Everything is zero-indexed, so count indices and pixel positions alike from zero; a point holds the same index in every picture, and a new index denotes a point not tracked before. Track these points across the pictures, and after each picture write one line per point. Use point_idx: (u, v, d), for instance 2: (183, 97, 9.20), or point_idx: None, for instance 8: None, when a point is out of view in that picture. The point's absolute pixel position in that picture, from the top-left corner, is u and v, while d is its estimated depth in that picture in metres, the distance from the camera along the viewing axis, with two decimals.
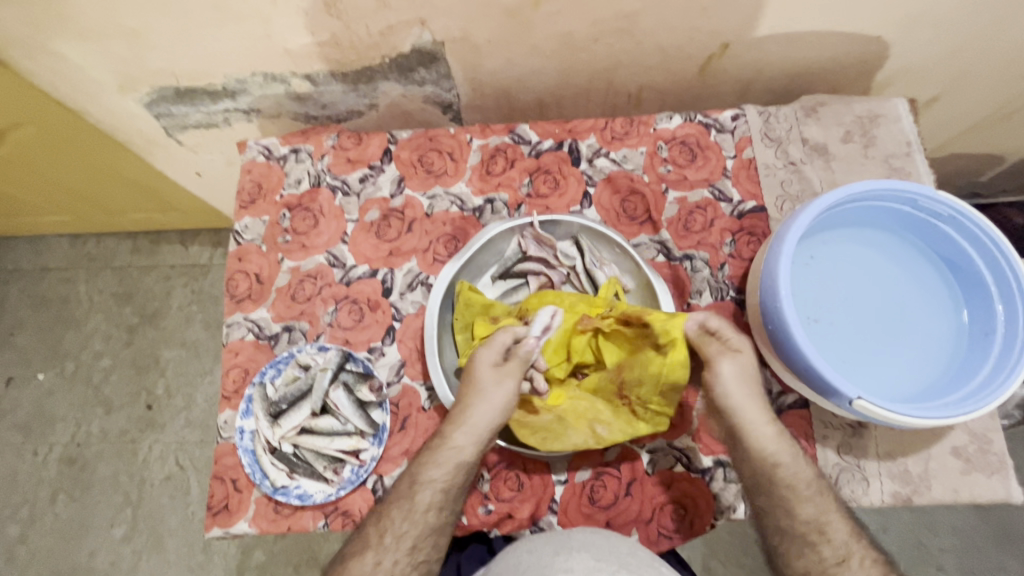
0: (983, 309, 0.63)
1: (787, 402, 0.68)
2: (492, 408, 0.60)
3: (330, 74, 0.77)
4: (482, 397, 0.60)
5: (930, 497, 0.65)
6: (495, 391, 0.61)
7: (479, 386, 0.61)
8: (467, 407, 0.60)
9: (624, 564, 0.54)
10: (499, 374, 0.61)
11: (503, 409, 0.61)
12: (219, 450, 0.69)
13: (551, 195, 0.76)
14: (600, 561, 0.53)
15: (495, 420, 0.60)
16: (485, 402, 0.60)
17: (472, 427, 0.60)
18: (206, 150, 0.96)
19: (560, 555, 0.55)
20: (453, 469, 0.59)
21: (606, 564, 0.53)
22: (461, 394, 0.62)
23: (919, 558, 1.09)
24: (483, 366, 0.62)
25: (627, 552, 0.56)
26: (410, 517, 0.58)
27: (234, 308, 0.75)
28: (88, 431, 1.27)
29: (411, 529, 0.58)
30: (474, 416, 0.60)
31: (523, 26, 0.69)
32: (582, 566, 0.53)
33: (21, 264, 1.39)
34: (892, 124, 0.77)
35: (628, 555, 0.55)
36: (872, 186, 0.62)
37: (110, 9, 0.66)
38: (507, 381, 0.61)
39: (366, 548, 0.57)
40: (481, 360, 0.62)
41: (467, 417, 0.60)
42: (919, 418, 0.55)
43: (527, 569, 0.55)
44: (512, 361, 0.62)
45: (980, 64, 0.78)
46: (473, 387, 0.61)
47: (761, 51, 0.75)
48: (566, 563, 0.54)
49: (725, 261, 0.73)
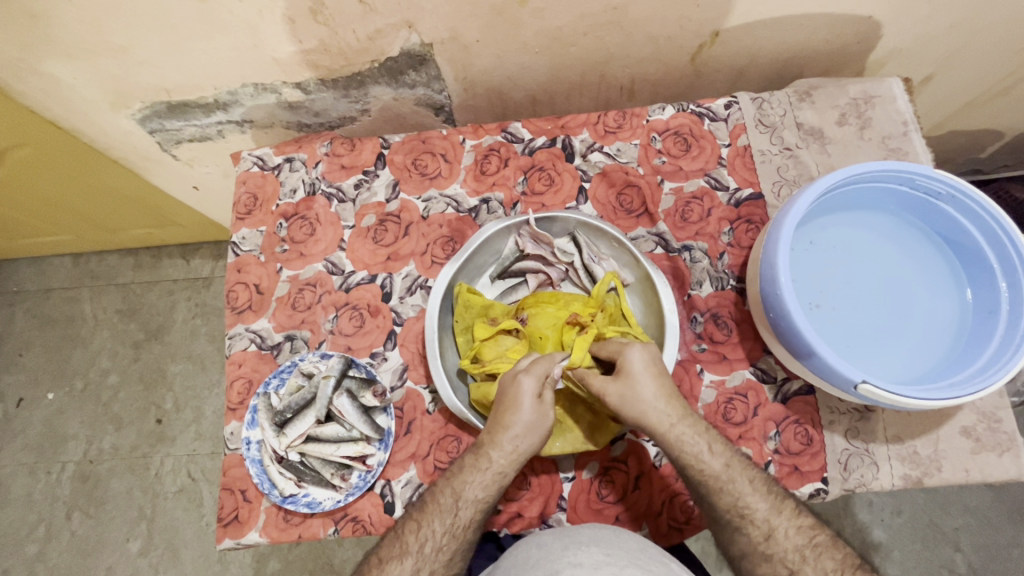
0: (987, 287, 0.62)
1: (792, 388, 0.68)
2: (534, 434, 0.58)
3: (320, 81, 0.77)
4: (525, 424, 0.58)
5: (941, 478, 0.64)
6: (538, 418, 0.58)
7: (519, 413, 0.58)
8: (507, 433, 0.58)
9: (632, 559, 0.52)
10: (539, 407, 0.59)
11: (543, 433, 0.59)
12: (227, 461, 0.69)
13: (546, 192, 0.76)
14: (609, 555, 0.53)
15: (534, 444, 0.59)
16: (525, 428, 0.58)
17: (512, 451, 0.58)
18: (202, 163, 0.96)
19: (569, 549, 0.54)
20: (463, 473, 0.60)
21: (615, 558, 0.52)
22: (496, 420, 0.59)
23: (934, 538, 1.08)
24: (525, 394, 0.58)
25: (637, 548, 0.54)
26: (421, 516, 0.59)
27: (236, 319, 0.75)
28: (99, 448, 1.28)
29: (414, 530, 0.58)
30: (516, 441, 0.58)
31: (511, 24, 0.69)
32: (590, 559, 0.52)
33: (25, 285, 1.40)
34: (888, 104, 0.76)
35: (639, 551, 0.54)
36: (869, 167, 0.62)
37: (98, 27, 0.66)
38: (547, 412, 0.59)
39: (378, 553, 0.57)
40: (524, 388, 0.58)
41: (505, 440, 0.58)
42: (926, 400, 0.55)
43: (537, 563, 0.54)
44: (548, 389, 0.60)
45: (974, 40, 0.77)
46: (509, 412, 0.58)
47: (752, 36, 0.74)
48: (575, 557, 0.53)
49: (724, 250, 0.73)
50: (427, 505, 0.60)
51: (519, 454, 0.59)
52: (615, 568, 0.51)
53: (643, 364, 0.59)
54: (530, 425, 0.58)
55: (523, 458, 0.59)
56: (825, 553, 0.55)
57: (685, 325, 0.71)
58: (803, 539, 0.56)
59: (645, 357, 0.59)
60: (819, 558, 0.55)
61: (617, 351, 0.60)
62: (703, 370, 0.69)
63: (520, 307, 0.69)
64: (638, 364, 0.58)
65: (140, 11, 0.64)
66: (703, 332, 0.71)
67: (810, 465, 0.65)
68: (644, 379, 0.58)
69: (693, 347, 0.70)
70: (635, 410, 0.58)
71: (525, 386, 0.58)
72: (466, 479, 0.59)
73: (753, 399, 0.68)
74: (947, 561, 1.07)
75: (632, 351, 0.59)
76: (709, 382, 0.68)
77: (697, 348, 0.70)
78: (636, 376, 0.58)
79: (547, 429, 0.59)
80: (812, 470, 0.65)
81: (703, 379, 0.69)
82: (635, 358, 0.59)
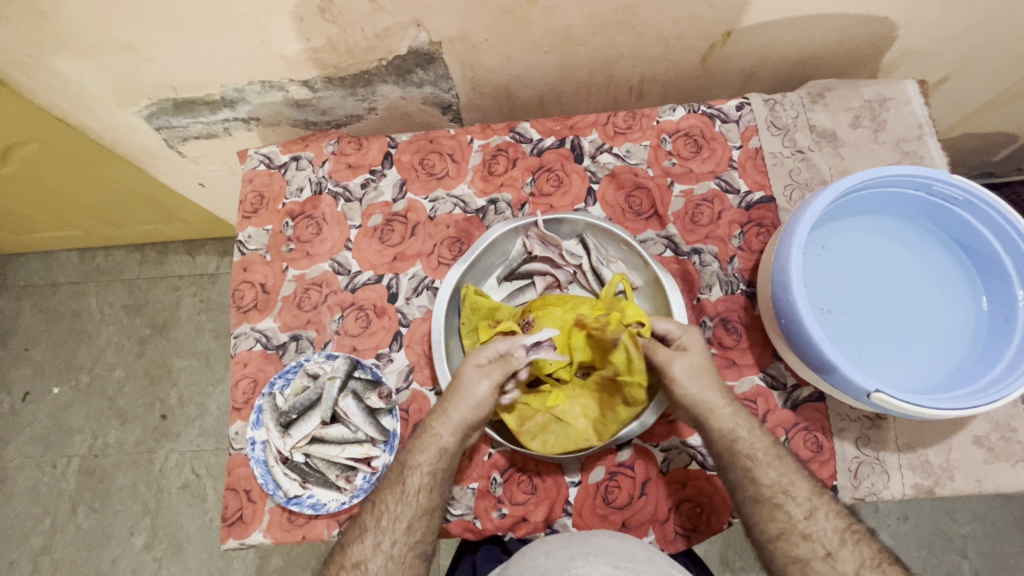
0: (1003, 294, 0.61)
1: (802, 395, 0.67)
2: (468, 405, 0.59)
3: (328, 79, 0.76)
4: (462, 394, 0.60)
5: (953, 488, 0.63)
6: (474, 393, 0.60)
7: (472, 386, 0.60)
8: (447, 401, 0.60)
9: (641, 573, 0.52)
10: (478, 374, 0.60)
11: (480, 408, 0.60)
12: (231, 461, 0.69)
13: (554, 192, 0.75)
14: (617, 568, 0.52)
15: (471, 418, 0.60)
16: (466, 400, 0.60)
17: (456, 422, 0.59)
18: (208, 160, 0.96)
19: (577, 560, 0.54)
20: (432, 440, 0.60)
21: (622, 572, 0.52)
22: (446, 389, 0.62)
23: (940, 545, 1.07)
24: (468, 365, 0.61)
25: (646, 559, 0.54)
26: (387, 503, 0.58)
27: (241, 318, 0.74)
28: (104, 442, 1.28)
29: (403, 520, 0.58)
30: (459, 412, 0.60)
31: (520, 22, 0.68)
32: (598, 573, 0.52)
33: (33, 279, 1.41)
34: (903, 106, 0.75)
35: (647, 563, 0.53)
36: (885, 172, 0.61)
37: (106, 23, 0.65)
38: (483, 381, 0.60)
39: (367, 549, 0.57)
40: (467, 359, 0.61)
41: (447, 410, 0.60)
42: (941, 410, 0.54)
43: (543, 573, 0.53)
44: (498, 364, 0.61)
45: (991, 43, 0.76)
46: (458, 388, 0.60)
47: (765, 37, 0.73)
48: (582, 569, 0.53)
49: (734, 254, 0.72)
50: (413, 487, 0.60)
51: (462, 424, 0.60)
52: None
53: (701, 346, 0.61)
54: (475, 401, 0.59)
55: None
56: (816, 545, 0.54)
57: None
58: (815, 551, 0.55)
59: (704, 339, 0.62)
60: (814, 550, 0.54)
61: (675, 328, 0.62)
62: None
63: (527, 310, 0.68)
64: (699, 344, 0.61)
65: (146, 8, 0.63)
66: (712, 337, 0.70)
67: (819, 473, 0.64)
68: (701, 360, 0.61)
69: None
70: (693, 387, 0.59)
71: (472, 357, 0.61)
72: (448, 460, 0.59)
73: (762, 405, 0.67)
74: (952, 567, 1.06)
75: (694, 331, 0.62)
76: None
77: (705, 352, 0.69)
78: (695, 350, 0.61)
79: (480, 405, 0.60)
80: (821, 478, 0.64)
81: None
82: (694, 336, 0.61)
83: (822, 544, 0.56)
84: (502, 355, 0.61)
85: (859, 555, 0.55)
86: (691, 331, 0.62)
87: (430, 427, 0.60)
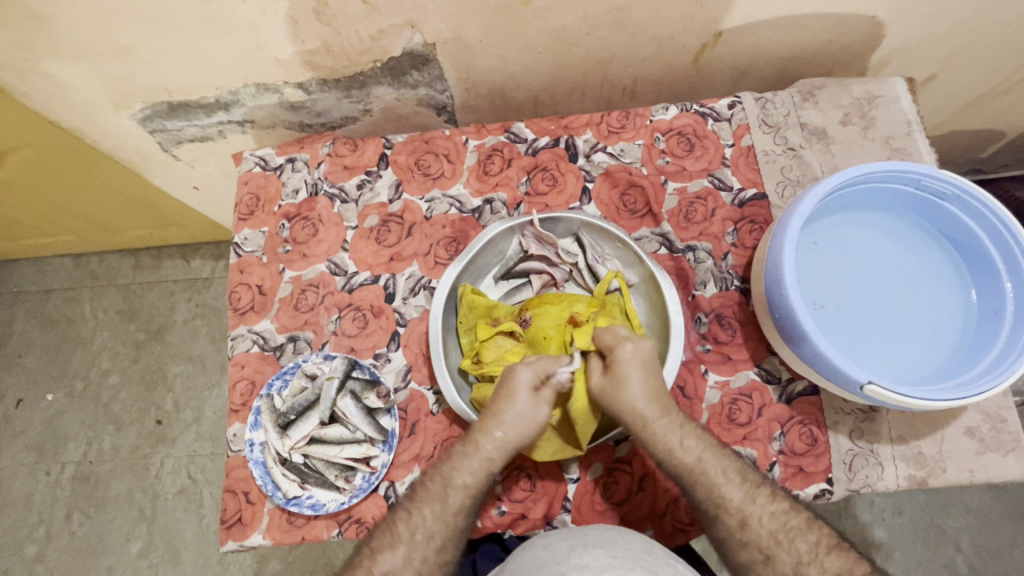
0: (992, 286, 0.63)
1: (796, 389, 0.68)
2: (523, 425, 0.59)
3: (323, 81, 0.77)
4: (516, 413, 0.59)
5: (946, 479, 0.64)
6: (530, 413, 0.59)
7: (512, 404, 0.59)
8: (497, 419, 0.59)
9: (638, 562, 0.53)
10: (532, 398, 0.60)
11: (537, 426, 0.60)
12: (230, 463, 0.69)
13: (549, 192, 0.76)
14: (615, 557, 0.53)
15: (526, 437, 0.59)
16: (518, 418, 0.59)
17: (500, 438, 0.59)
18: (203, 163, 0.96)
19: (575, 551, 0.54)
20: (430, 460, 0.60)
21: (621, 561, 0.52)
22: (490, 403, 0.60)
23: (934, 538, 1.08)
24: (522, 387, 0.59)
25: (643, 549, 0.55)
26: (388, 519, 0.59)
27: (238, 320, 0.74)
28: (99, 449, 1.28)
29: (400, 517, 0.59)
30: (505, 430, 0.59)
31: (514, 24, 0.69)
32: (596, 562, 0.52)
33: (25, 286, 1.40)
34: (891, 104, 0.76)
35: (644, 552, 0.54)
36: (876, 168, 0.62)
37: (101, 27, 0.66)
38: (542, 407, 0.60)
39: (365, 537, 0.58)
40: (520, 380, 0.59)
41: (499, 428, 0.59)
42: (933, 401, 0.55)
43: (543, 565, 0.54)
44: (546, 386, 0.61)
45: (976, 40, 0.77)
46: (503, 412, 0.59)
47: (756, 37, 0.74)
48: (581, 559, 0.54)
49: (728, 250, 0.73)
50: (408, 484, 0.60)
51: (508, 441, 0.59)
52: (622, 571, 0.51)
53: (634, 364, 0.59)
54: (532, 423, 0.59)
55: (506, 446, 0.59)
56: (813, 532, 0.55)
57: (690, 326, 0.71)
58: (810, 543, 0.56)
59: (638, 357, 0.59)
60: (808, 537, 0.55)
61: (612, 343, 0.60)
62: (708, 371, 0.69)
63: (524, 308, 0.68)
64: (630, 363, 0.59)
65: (141, 11, 0.63)
66: (708, 333, 0.70)
67: (815, 466, 0.65)
68: (633, 379, 0.59)
69: (698, 347, 0.70)
70: (621, 407, 0.59)
71: (523, 378, 0.59)
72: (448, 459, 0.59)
73: (758, 399, 0.68)
74: (947, 560, 1.07)
75: (626, 349, 0.59)
76: (713, 383, 0.68)
77: (701, 348, 0.70)
78: (629, 371, 0.59)
79: (539, 425, 0.60)
80: (816, 471, 0.65)
81: (707, 380, 0.69)
82: (629, 355, 0.59)
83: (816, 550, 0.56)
84: (547, 376, 0.61)
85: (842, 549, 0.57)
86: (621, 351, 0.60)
87: (474, 441, 0.60)
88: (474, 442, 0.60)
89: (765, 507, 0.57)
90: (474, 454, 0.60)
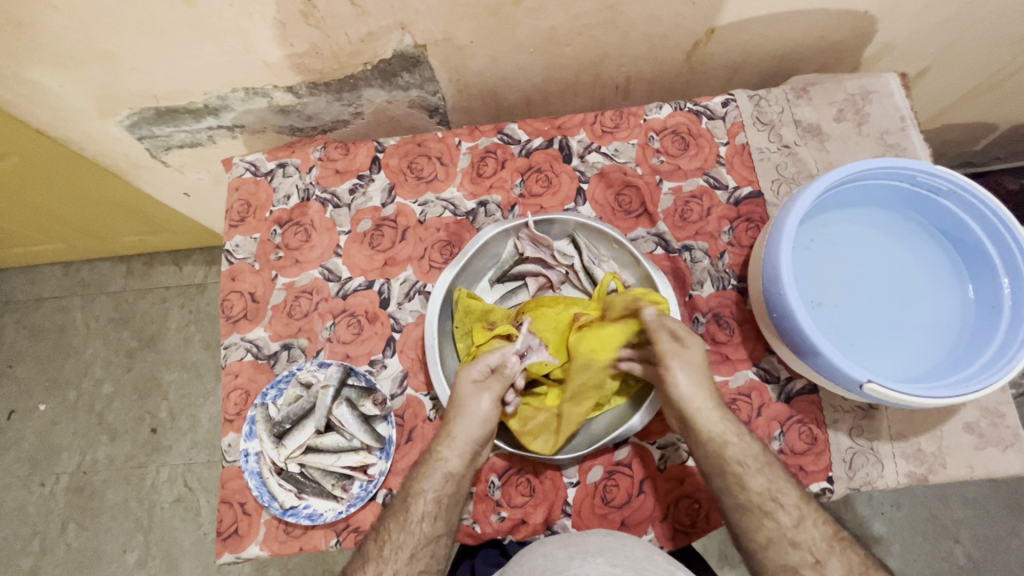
0: (988, 281, 0.62)
1: (795, 388, 0.67)
2: (472, 422, 0.60)
3: (312, 84, 0.76)
4: (464, 411, 0.60)
5: (946, 475, 0.64)
6: (481, 414, 0.60)
7: (462, 404, 0.60)
8: (452, 423, 0.60)
9: (639, 570, 0.53)
10: (477, 390, 0.61)
11: (488, 424, 0.61)
12: (225, 474, 0.68)
13: (544, 193, 0.75)
14: (616, 567, 0.53)
15: (478, 434, 0.60)
16: (469, 417, 0.60)
17: (458, 441, 0.60)
18: (193, 169, 0.94)
19: (575, 560, 0.54)
20: (422, 475, 0.60)
21: (621, 570, 0.52)
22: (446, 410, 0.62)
23: (934, 530, 1.09)
24: (464, 382, 0.61)
25: (643, 556, 0.54)
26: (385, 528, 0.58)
27: (231, 329, 0.73)
28: (93, 459, 1.26)
29: (395, 523, 0.58)
30: (461, 433, 0.60)
31: (505, 24, 0.68)
32: (597, 572, 0.52)
33: (15, 295, 1.38)
34: (885, 99, 0.76)
35: (644, 560, 0.54)
36: (872, 164, 0.61)
37: (84, 33, 0.64)
38: (484, 397, 0.61)
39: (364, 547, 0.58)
40: (463, 375, 0.61)
41: (450, 429, 0.60)
42: (933, 398, 0.55)
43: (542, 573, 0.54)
44: (494, 377, 0.62)
45: (968, 34, 0.77)
46: (458, 408, 0.60)
47: (748, 34, 0.74)
48: (580, 569, 0.53)
49: (724, 249, 0.73)
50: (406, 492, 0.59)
51: (467, 442, 0.60)
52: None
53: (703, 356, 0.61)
54: (480, 416, 0.60)
55: None
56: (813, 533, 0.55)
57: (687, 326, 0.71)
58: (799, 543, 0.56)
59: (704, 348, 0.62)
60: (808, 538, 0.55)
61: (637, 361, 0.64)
62: None
63: (521, 311, 0.68)
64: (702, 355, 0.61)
65: (126, 16, 0.62)
66: (706, 333, 0.70)
67: (816, 464, 0.65)
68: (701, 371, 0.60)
69: None
70: (685, 389, 0.59)
71: (466, 372, 0.61)
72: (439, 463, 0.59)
73: (757, 399, 0.67)
74: (947, 553, 1.07)
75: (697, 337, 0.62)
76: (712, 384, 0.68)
77: None
78: (695, 357, 0.61)
79: (488, 418, 0.60)
80: (817, 469, 0.65)
81: None
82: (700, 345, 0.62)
83: (820, 552, 0.56)
84: (494, 367, 0.62)
85: (840, 550, 0.56)
86: (697, 338, 0.62)
87: (435, 450, 0.60)
88: (433, 450, 0.60)
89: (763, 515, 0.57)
90: (454, 466, 0.59)
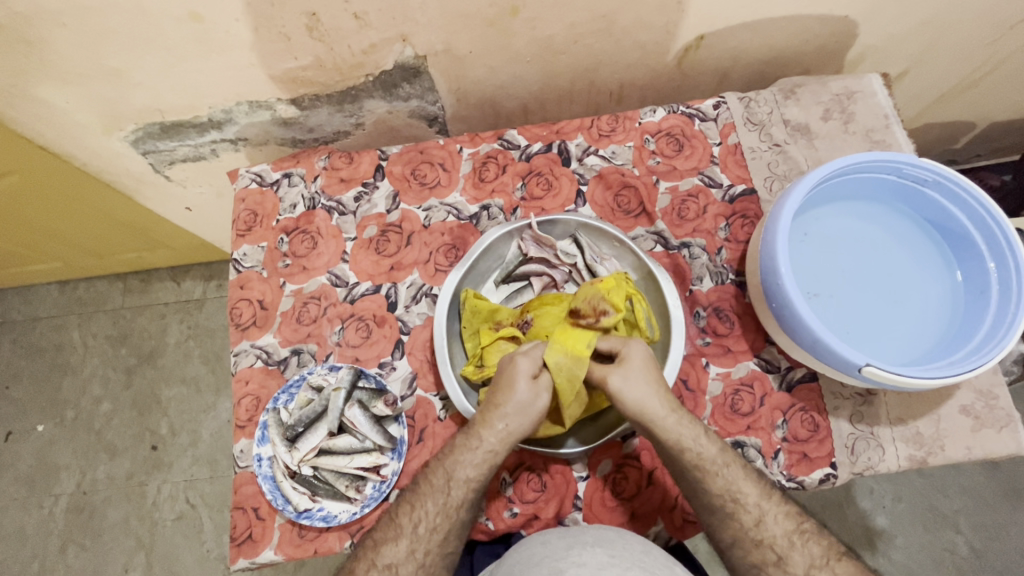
0: (976, 266, 0.65)
1: (795, 376, 0.69)
2: (526, 417, 0.60)
3: (315, 96, 0.77)
4: (514, 404, 0.60)
5: (945, 457, 0.66)
6: (531, 399, 0.60)
7: (513, 393, 0.60)
8: (498, 411, 0.60)
9: (637, 561, 0.54)
10: (529, 384, 0.60)
11: (536, 415, 0.60)
12: (238, 480, 0.69)
13: (545, 196, 0.77)
14: (614, 557, 0.54)
15: (525, 425, 0.60)
16: (520, 410, 0.60)
17: (502, 430, 0.60)
18: (195, 183, 0.96)
19: (574, 549, 0.55)
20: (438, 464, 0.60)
21: (619, 560, 0.53)
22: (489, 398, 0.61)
23: (935, 521, 1.10)
24: (518, 375, 0.60)
25: (642, 550, 0.56)
26: (401, 521, 0.59)
27: (241, 336, 0.74)
28: (93, 478, 1.25)
29: (406, 517, 0.59)
30: (505, 420, 0.60)
31: (503, 34, 0.71)
32: (595, 561, 0.53)
33: (12, 315, 1.38)
34: (868, 98, 0.79)
35: (643, 553, 0.55)
36: (860, 158, 0.64)
37: (92, 50, 0.66)
38: (535, 392, 0.60)
39: (380, 547, 0.58)
40: (519, 368, 0.60)
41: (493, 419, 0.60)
42: (928, 380, 0.57)
43: (541, 561, 0.55)
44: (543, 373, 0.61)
45: (944, 36, 0.81)
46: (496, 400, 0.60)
47: (735, 39, 0.77)
48: (579, 557, 0.55)
49: (721, 245, 0.75)
50: (422, 487, 0.60)
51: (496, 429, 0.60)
52: (621, 570, 0.52)
53: (643, 355, 0.61)
54: (530, 411, 0.60)
55: (512, 439, 0.60)
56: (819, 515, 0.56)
57: (689, 320, 0.73)
58: (794, 524, 0.58)
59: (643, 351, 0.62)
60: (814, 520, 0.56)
61: (618, 343, 0.63)
62: (708, 364, 0.70)
63: (526, 310, 0.69)
64: (640, 357, 0.61)
65: (134, 33, 0.64)
66: (707, 326, 0.72)
67: (818, 451, 0.67)
68: (644, 374, 0.60)
69: (697, 342, 0.71)
70: (636, 399, 0.59)
71: (521, 366, 0.60)
72: (453, 462, 0.60)
73: (759, 389, 0.69)
74: (949, 543, 1.09)
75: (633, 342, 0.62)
76: (715, 375, 0.70)
77: (701, 342, 0.71)
78: (635, 364, 0.61)
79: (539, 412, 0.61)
80: (820, 456, 0.67)
81: (709, 373, 0.70)
82: (635, 351, 0.62)
83: (797, 546, 0.57)
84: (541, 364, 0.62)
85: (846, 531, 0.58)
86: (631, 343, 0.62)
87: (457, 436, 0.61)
88: (470, 440, 0.60)
89: (767, 508, 0.58)
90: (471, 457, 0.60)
